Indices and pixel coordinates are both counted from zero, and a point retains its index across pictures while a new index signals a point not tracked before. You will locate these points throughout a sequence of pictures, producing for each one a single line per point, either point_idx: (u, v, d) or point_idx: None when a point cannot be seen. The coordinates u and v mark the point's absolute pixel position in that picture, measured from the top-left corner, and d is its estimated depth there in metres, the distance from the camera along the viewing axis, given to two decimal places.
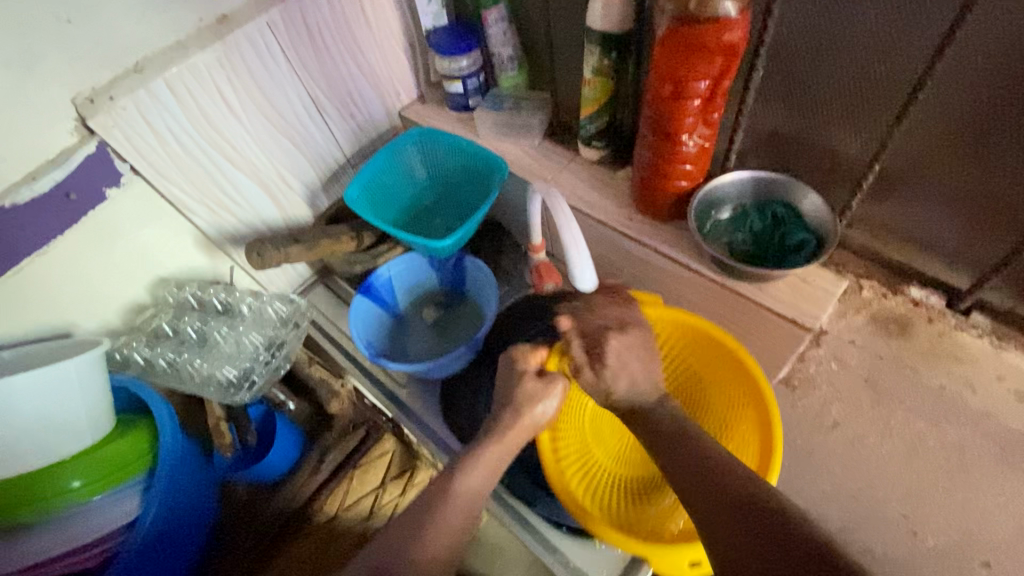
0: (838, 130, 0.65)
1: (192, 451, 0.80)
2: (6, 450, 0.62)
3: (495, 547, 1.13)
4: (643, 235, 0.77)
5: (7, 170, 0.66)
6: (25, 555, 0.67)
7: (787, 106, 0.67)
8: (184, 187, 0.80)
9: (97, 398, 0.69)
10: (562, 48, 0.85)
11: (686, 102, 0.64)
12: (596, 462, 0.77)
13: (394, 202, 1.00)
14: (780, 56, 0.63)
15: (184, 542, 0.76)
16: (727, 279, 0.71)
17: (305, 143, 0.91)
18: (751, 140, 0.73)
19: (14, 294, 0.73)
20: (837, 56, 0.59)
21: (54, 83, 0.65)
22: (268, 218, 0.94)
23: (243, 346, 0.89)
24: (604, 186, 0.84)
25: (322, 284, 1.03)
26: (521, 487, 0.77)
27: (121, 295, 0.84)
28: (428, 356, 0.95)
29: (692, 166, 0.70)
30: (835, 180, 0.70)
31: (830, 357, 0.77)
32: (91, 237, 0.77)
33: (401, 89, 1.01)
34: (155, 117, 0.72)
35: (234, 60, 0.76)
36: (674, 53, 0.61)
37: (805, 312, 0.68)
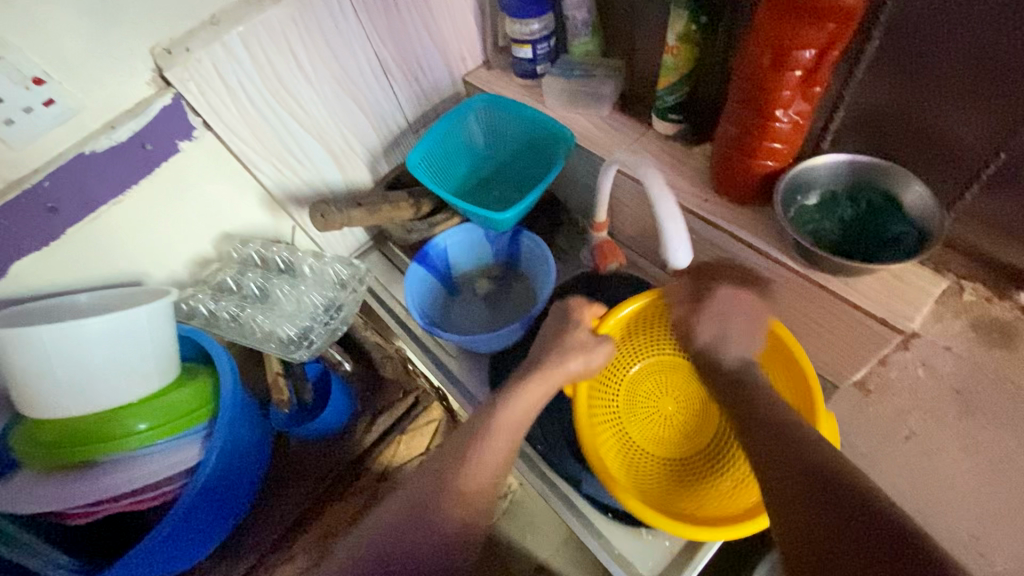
0: (958, 113, 0.58)
1: (250, 405, 0.82)
2: (83, 387, 0.66)
3: (528, 517, 1.14)
4: (718, 219, 0.72)
5: (87, 118, 0.67)
6: (87, 493, 0.68)
7: (899, 83, 0.60)
8: (252, 145, 0.81)
9: (164, 345, 0.73)
10: (643, 12, 0.80)
11: (784, 74, 0.58)
12: (643, 445, 0.77)
13: (454, 170, 0.98)
14: (899, 25, 0.57)
15: (239, 490, 0.79)
16: (810, 271, 0.66)
17: (370, 106, 0.90)
18: (851, 120, 0.67)
19: (92, 240, 0.76)
20: (968, 26, 0.52)
21: (134, 32, 0.65)
22: (330, 180, 0.94)
23: (302, 305, 0.91)
24: (677, 164, 0.79)
25: (378, 250, 1.04)
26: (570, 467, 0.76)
27: (189, 247, 0.86)
28: (479, 329, 0.94)
29: (782, 145, 0.65)
30: (946, 170, 0.63)
31: (916, 363, 0.71)
32: (164, 188, 0.78)
33: (468, 54, 0.97)
34: (229, 71, 0.72)
35: (307, 17, 0.75)
36: (778, 17, 0.55)
37: (896, 312, 0.62)
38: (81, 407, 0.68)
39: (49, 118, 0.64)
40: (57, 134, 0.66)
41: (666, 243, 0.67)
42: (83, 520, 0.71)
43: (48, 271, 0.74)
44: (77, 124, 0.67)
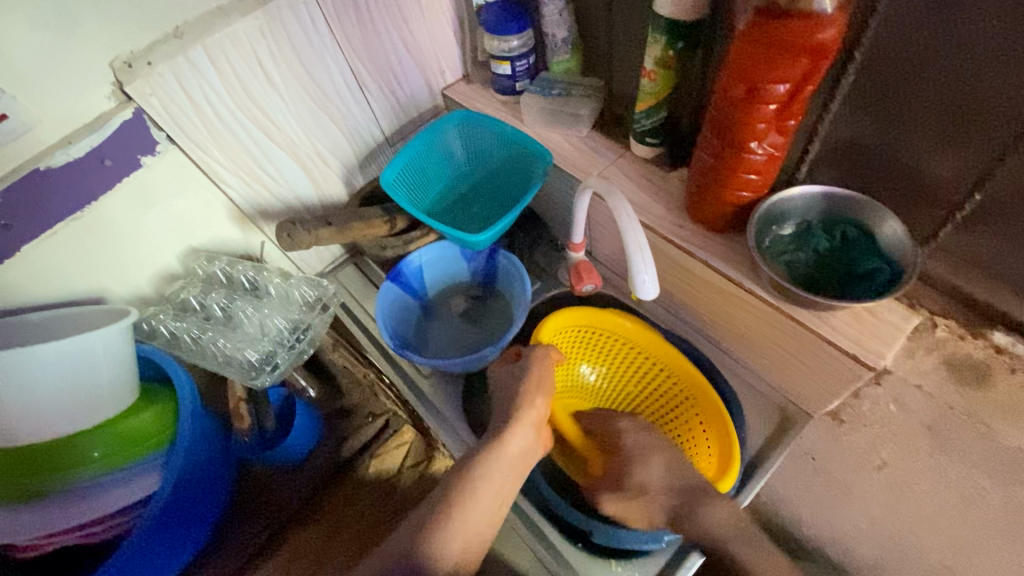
0: (933, 150, 0.57)
1: (212, 429, 0.80)
2: (33, 414, 0.64)
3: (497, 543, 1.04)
4: (694, 247, 0.71)
5: (41, 133, 0.65)
6: (45, 522, 0.68)
7: (875, 116, 0.59)
8: (218, 159, 0.79)
9: (123, 369, 0.71)
10: (623, 33, 0.79)
11: (760, 106, 0.57)
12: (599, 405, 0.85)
13: (431, 185, 0.96)
14: (876, 60, 0.56)
15: (198, 518, 0.77)
16: (784, 304, 0.65)
17: (343, 120, 0.88)
18: (826, 151, 0.66)
19: (49, 257, 0.73)
20: (942, 65, 0.52)
21: (92, 44, 0.63)
22: (302, 194, 0.92)
23: (268, 328, 0.88)
24: (654, 187, 0.77)
25: (352, 264, 1.02)
26: (540, 491, 0.75)
27: (152, 264, 0.84)
28: (453, 349, 0.92)
29: (757, 176, 0.64)
30: (922, 205, 0.62)
31: (888, 399, 0.72)
32: (126, 205, 0.76)
33: (446, 67, 0.96)
34: (193, 85, 0.70)
35: (277, 31, 0.72)
36: (756, 50, 0.54)
37: (870, 349, 0.61)
38: (29, 435, 0.65)
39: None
40: (9, 150, 0.63)
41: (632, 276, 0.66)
42: (35, 552, 0.69)
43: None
44: (31, 140, 0.64)
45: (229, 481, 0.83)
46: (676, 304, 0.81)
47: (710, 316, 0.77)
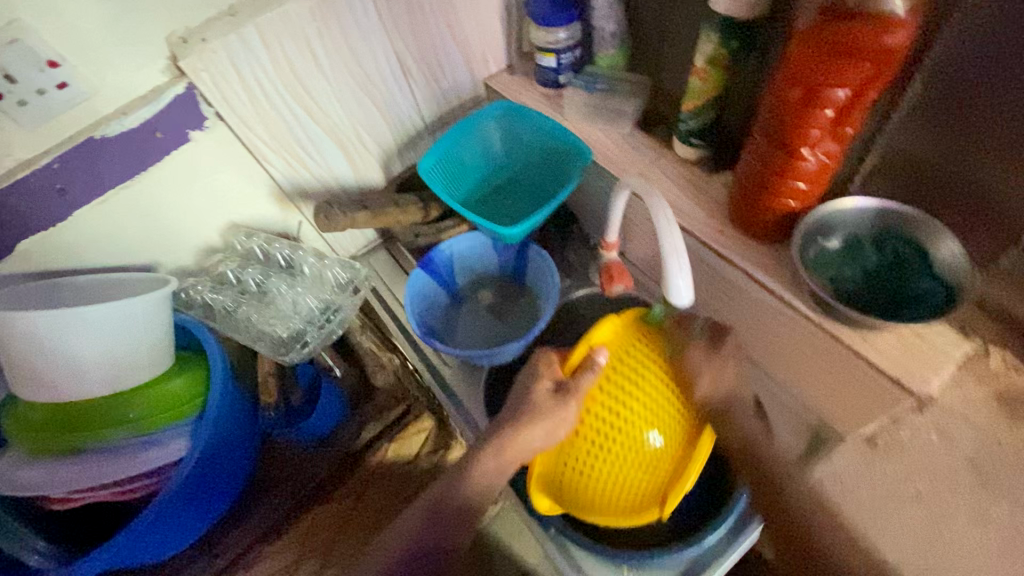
0: (1002, 169, 0.54)
1: (239, 401, 0.82)
2: (74, 373, 0.67)
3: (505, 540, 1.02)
4: (733, 255, 0.69)
5: (97, 103, 0.67)
6: (72, 481, 0.69)
7: (940, 130, 0.56)
8: (262, 137, 0.80)
9: (158, 335, 0.73)
10: (673, 28, 0.77)
11: (816, 112, 0.54)
12: (620, 399, 0.67)
13: (468, 176, 0.96)
14: (948, 71, 0.52)
15: (223, 483, 0.79)
16: (827, 322, 0.62)
17: (385, 105, 0.88)
18: (882, 163, 0.63)
19: (96, 223, 0.75)
20: (1020, 75, 0.48)
21: (151, 18, 0.65)
22: (341, 177, 0.93)
23: (299, 306, 0.90)
24: (696, 190, 0.75)
25: (385, 250, 1.03)
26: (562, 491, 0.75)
27: (194, 236, 0.86)
28: (479, 340, 0.92)
29: (807, 184, 0.61)
30: (982, 227, 0.59)
31: (929, 427, 0.68)
32: (171, 177, 0.78)
33: (490, 57, 0.95)
34: (242, 62, 0.71)
35: (327, 13, 0.73)
36: (816, 54, 0.51)
37: (917, 374, 0.58)
38: (70, 392, 0.68)
39: (61, 100, 0.64)
40: (67, 118, 0.66)
41: (667, 277, 0.64)
42: (69, 505, 0.72)
43: (51, 250, 0.74)
44: (88, 109, 0.67)
45: (252, 451, 0.85)
46: (709, 312, 0.78)
47: (745, 327, 0.74)
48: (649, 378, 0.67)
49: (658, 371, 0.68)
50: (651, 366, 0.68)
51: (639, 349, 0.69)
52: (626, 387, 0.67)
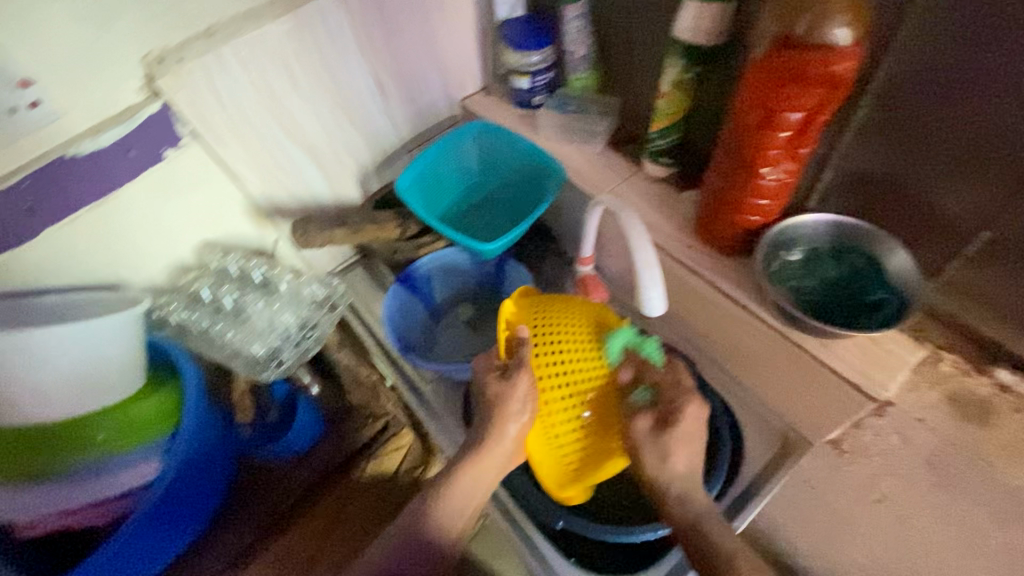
0: (945, 186, 0.58)
1: (215, 420, 0.80)
2: (39, 395, 0.65)
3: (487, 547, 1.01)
4: (701, 268, 0.72)
5: (69, 122, 0.67)
6: (55, 501, 0.70)
7: (887, 149, 0.60)
8: (238, 155, 0.80)
9: (129, 356, 0.72)
10: (640, 53, 0.80)
11: (773, 133, 0.57)
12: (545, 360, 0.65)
13: (445, 194, 0.97)
14: (891, 94, 0.56)
15: (195, 506, 0.77)
16: (790, 331, 0.65)
17: (362, 123, 0.90)
18: (838, 180, 0.66)
19: (65, 241, 0.74)
20: (955, 99, 0.52)
21: (128, 40, 0.65)
22: (318, 195, 0.93)
23: (276, 324, 0.89)
24: (665, 206, 0.78)
25: (362, 266, 1.04)
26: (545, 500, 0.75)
27: (168, 254, 0.85)
28: (457, 355, 0.93)
29: (768, 201, 0.65)
30: (929, 240, 0.62)
31: (891, 430, 0.71)
32: (146, 195, 0.77)
33: (466, 78, 0.97)
34: (219, 82, 0.72)
35: (305, 35, 0.74)
36: (770, 79, 0.54)
37: (873, 380, 0.61)
38: (37, 415, 0.66)
39: (32, 120, 0.63)
40: (39, 137, 0.65)
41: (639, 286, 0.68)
42: (35, 532, 0.70)
43: (20, 270, 0.73)
44: (61, 127, 0.66)
45: (226, 473, 0.83)
46: (681, 324, 0.81)
47: (716, 338, 0.77)
48: (558, 333, 0.66)
49: (572, 324, 0.66)
50: (568, 327, 0.65)
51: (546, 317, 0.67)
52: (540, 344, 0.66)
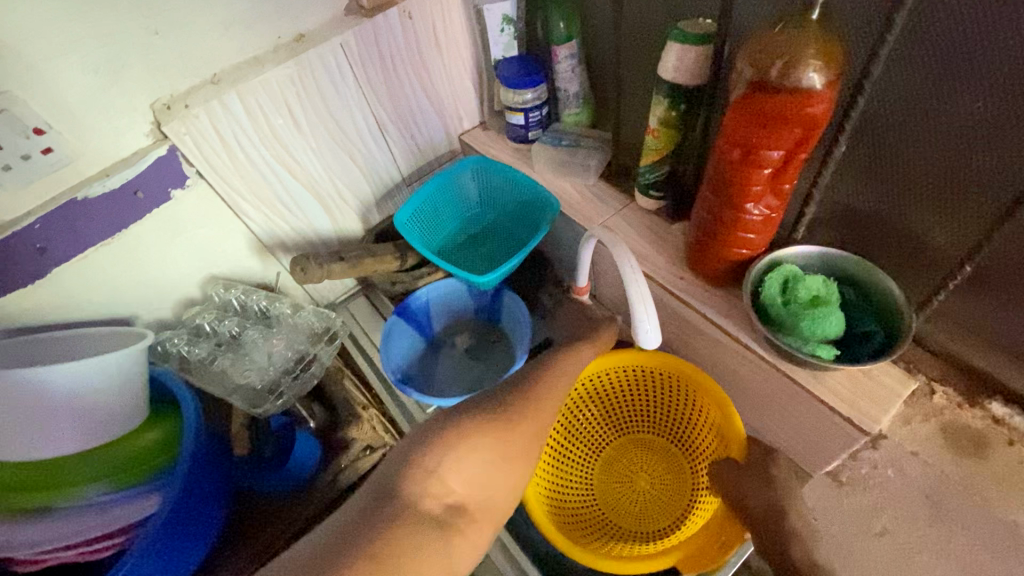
0: (928, 218, 0.58)
1: (216, 455, 0.81)
2: (43, 428, 0.67)
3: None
4: (691, 298, 0.73)
5: (81, 167, 0.70)
6: (51, 538, 0.69)
7: (869, 183, 0.61)
8: (242, 193, 0.83)
9: (134, 389, 0.74)
10: (629, 89, 0.83)
11: (755, 170, 0.59)
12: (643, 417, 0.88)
13: (444, 226, 1.00)
14: (867, 131, 0.58)
15: (194, 539, 0.77)
16: (780, 362, 0.65)
17: (363, 159, 0.93)
18: (823, 213, 0.68)
19: (75, 279, 0.76)
20: (928, 137, 0.53)
21: (137, 88, 0.69)
22: (320, 229, 0.96)
23: (273, 358, 0.91)
24: (656, 237, 0.80)
25: (364, 296, 1.08)
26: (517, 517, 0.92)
27: (173, 288, 0.88)
28: (456, 384, 0.94)
29: (755, 234, 0.66)
30: (917, 271, 0.63)
31: (885, 463, 0.70)
32: (153, 234, 0.80)
33: (464, 114, 1.01)
34: (224, 126, 0.75)
35: (306, 79, 0.78)
36: (748, 119, 0.56)
37: (865, 412, 0.61)
38: (43, 448, 0.68)
39: (46, 164, 0.66)
40: (51, 181, 0.68)
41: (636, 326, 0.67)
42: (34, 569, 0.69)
43: (28, 307, 0.75)
44: (73, 171, 0.69)
45: (226, 506, 0.83)
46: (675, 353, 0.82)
47: (710, 367, 0.78)
48: (661, 409, 0.86)
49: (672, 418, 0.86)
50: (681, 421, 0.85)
51: (672, 397, 0.85)
52: (641, 410, 0.89)
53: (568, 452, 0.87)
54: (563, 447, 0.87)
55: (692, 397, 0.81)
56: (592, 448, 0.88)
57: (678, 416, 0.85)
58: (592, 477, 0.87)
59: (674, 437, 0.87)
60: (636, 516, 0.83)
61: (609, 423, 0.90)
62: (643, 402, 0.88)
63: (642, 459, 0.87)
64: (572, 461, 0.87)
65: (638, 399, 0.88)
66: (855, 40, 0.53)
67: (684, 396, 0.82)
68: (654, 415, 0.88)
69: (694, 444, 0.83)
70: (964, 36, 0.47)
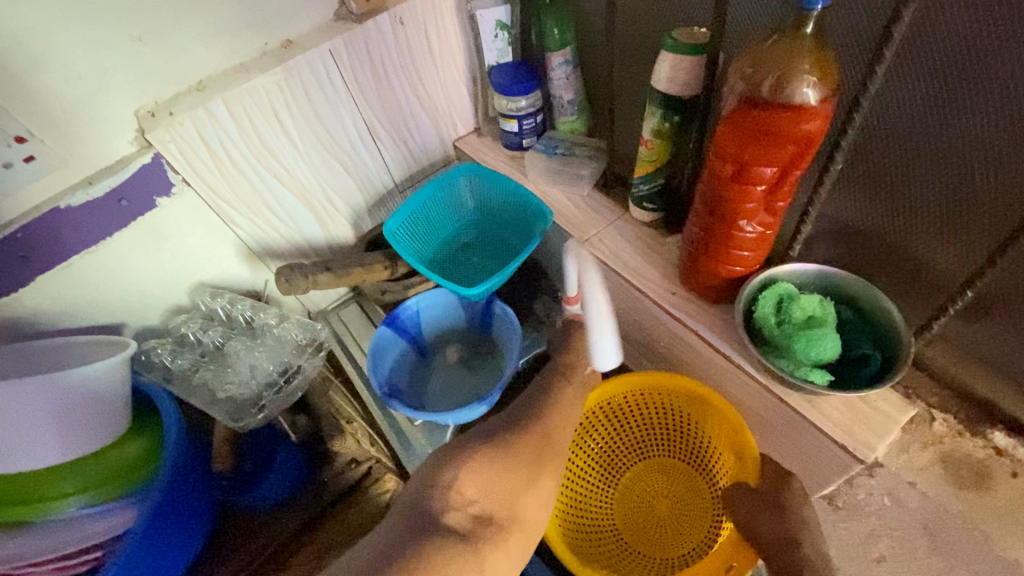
0: (930, 239, 0.56)
1: (198, 469, 0.80)
2: (22, 440, 0.66)
3: None
4: (684, 315, 0.71)
5: (64, 175, 0.69)
6: (30, 552, 0.68)
7: (868, 201, 0.59)
8: (229, 201, 0.82)
9: (116, 400, 0.73)
10: (624, 98, 0.81)
11: (747, 187, 0.57)
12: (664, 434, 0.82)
13: (436, 234, 0.98)
14: (866, 147, 0.55)
15: (175, 551, 0.77)
16: (775, 385, 0.63)
17: (354, 166, 0.91)
18: (822, 230, 0.65)
19: (59, 287, 0.75)
20: (929, 156, 0.51)
21: (121, 96, 0.68)
22: (310, 236, 0.95)
23: (256, 371, 0.89)
24: (650, 251, 0.78)
25: (356, 303, 1.06)
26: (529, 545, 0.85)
27: (160, 296, 0.87)
28: (445, 396, 0.93)
29: (749, 252, 0.63)
30: (916, 293, 0.60)
31: (882, 491, 0.69)
32: (138, 243, 0.79)
33: (458, 121, 0.99)
34: (210, 133, 0.74)
35: (294, 87, 0.77)
36: (739, 135, 0.54)
37: (861, 440, 0.59)
38: (23, 462, 0.67)
39: (28, 173, 0.66)
40: (33, 189, 0.67)
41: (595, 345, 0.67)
42: None
43: (12, 315, 0.74)
44: (55, 179, 0.68)
45: (208, 520, 0.83)
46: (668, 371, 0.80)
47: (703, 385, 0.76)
48: (681, 428, 0.80)
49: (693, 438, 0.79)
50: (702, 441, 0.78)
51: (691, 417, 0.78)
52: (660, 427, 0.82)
53: (586, 473, 0.83)
54: (578, 467, 0.83)
55: (710, 420, 0.75)
56: (611, 468, 0.84)
57: (695, 435, 0.79)
58: (610, 501, 0.82)
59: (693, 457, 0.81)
60: (662, 541, 0.79)
61: (628, 440, 0.84)
62: (661, 420, 0.81)
63: (662, 482, 0.82)
64: (590, 481, 0.83)
65: (655, 417, 0.82)
66: (852, 53, 0.51)
67: (702, 418, 0.76)
68: (674, 434, 0.81)
69: (715, 465, 0.77)
70: (968, 52, 0.44)
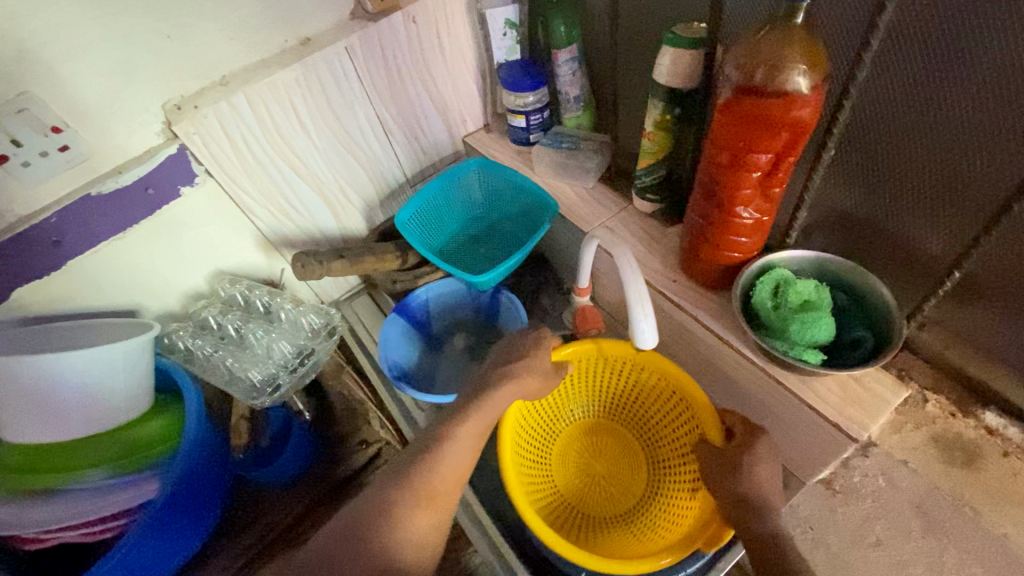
0: (921, 224, 0.58)
1: (216, 444, 0.84)
2: (53, 412, 0.70)
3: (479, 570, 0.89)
4: (684, 301, 0.73)
5: (96, 163, 0.73)
6: (54, 518, 0.70)
7: (862, 188, 0.61)
8: (248, 190, 0.86)
9: (140, 378, 0.77)
10: (627, 93, 0.84)
11: (743, 173, 0.59)
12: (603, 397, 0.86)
13: (446, 226, 1.01)
14: (860, 135, 0.57)
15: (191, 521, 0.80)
16: (772, 366, 0.65)
17: (367, 159, 0.95)
18: (818, 217, 0.67)
19: (89, 271, 0.79)
20: (918, 142, 0.53)
21: (150, 89, 0.72)
22: (324, 226, 0.99)
23: (273, 352, 0.93)
24: (652, 240, 0.80)
25: (367, 294, 1.10)
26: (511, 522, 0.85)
27: (182, 283, 0.91)
28: (453, 382, 0.96)
29: (746, 238, 0.66)
30: (910, 277, 0.62)
31: (876, 472, 0.70)
32: (162, 229, 0.83)
33: (468, 117, 1.02)
34: (231, 125, 0.77)
35: (311, 81, 0.80)
36: (735, 122, 0.56)
37: (854, 419, 0.61)
38: (56, 433, 0.71)
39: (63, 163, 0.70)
40: (67, 177, 0.71)
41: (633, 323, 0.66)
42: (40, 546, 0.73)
43: (45, 298, 0.78)
44: (87, 168, 0.72)
45: (224, 494, 0.87)
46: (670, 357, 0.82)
47: (703, 370, 0.78)
48: (624, 390, 0.83)
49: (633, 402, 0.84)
50: (642, 404, 0.83)
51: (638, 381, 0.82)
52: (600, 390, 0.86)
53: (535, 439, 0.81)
54: (529, 429, 0.81)
55: (659, 380, 0.77)
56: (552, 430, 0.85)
57: (639, 397, 0.83)
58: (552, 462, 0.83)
59: (632, 427, 0.85)
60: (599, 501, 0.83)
61: (567, 402, 0.86)
62: (611, 383, 0.84)
63: (599, 440, 0.86)
64: (537, 446, 0.82)
65: (601, 379, 0.84)
66: (843, 45, 0.54)
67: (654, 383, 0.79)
68: (616, 396, 0.85)
69: (653, 424, 0.82)
70: (951, 42, 0.46)
